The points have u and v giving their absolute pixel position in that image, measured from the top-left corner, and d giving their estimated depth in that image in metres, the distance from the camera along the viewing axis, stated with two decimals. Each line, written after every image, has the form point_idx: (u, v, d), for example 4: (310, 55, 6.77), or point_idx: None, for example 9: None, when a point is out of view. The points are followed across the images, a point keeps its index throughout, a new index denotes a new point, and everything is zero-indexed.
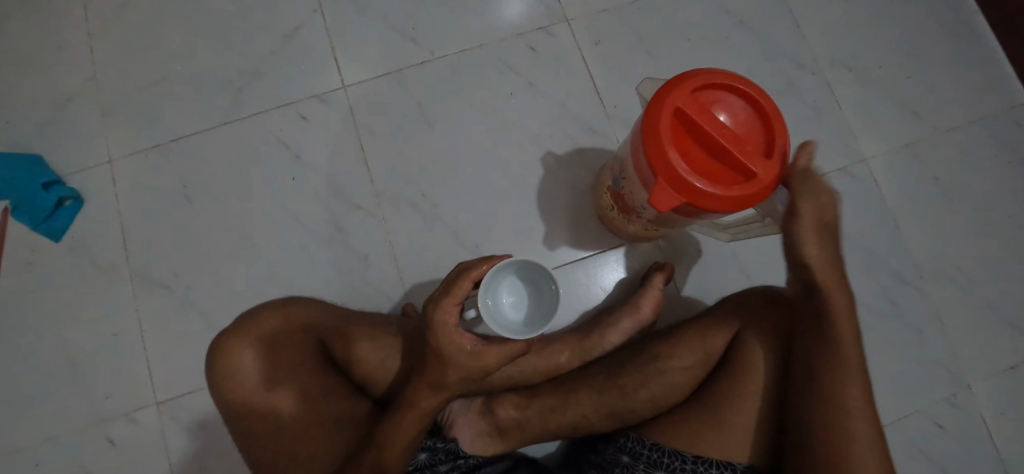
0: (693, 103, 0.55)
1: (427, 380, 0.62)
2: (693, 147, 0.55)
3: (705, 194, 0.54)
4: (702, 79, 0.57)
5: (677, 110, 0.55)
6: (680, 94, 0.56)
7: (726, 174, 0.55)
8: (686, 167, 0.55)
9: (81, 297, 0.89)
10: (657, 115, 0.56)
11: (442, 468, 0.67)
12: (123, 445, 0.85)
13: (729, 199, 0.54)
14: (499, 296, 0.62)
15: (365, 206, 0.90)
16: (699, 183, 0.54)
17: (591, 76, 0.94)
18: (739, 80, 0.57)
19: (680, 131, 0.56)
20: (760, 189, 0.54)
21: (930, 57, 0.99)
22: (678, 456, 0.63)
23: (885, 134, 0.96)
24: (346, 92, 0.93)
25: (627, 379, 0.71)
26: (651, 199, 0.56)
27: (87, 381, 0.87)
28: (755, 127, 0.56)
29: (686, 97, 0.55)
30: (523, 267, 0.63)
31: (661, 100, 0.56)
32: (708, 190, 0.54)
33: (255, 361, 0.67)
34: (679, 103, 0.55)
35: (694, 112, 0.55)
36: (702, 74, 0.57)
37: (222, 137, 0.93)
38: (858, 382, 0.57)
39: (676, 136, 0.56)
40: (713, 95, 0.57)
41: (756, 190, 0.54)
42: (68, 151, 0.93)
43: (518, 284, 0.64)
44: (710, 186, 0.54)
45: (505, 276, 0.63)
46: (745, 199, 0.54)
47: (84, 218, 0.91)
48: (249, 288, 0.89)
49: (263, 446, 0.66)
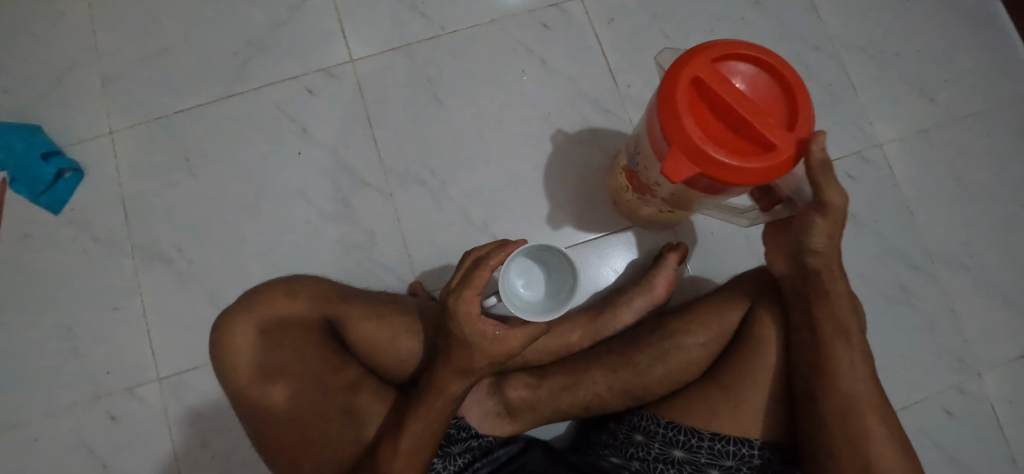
0: (713, 72, 0.53)
1: (452, 366, 0.60)
2: (711, 118, 0.54)
3: (722, 165, 0.52)
4: (723, 49, 0.55)
5: (695, 79, 0.53)
6: (700, 64, 0.54)
7: (744, 145, 0.53)
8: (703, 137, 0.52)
9: (81, 271, 0.87)
10: (674, 83, 0.54)
11: (455, 448, 0.69)
12: (125, 421, 0.84)
13: (748, 170, 0.52)
14: (515, 284, 0.62)
15: (373, 183, 0.89)
16: (716, 153, 0.52)
17: (604, 55, 0.92)
18: (761, 51, 0.55)
19: (698, 101, 0.54)
20: (781, 161, 0.52)
21: (948, 41, 0.97)
22: (695, 434, 0.63)
23: (901, 119, 0.94)
24: (353, 66, 0.91)
25: (640, 357, 0.70)
26: (665, 168, 0.54)
27: (88, 356, 0.85)
28: (777, 101, 0.54)
29: (706, 66, 0.54)
30: (539, 250, 0.62)
31: (678, 70, 0.54)
32: (725, 160, 0.51)
33: (259, 337, 0.66)
34: (699, 72, 0.53)
35: (714, 81, 0.53)
36: (722, 44, 0.55)
37: (226, 111, 0.91)
38: (864, 361, 0.58)
39: (694, 106, 0.54)
40: (732, 69, 0.55)
41: (778, 161, 0.52)
42: (67, 121, 0.90)
43: (532, 266, 0.64)
44: (726, 156, 0.52)
45: (518, 259, 0.62)
46: (765, 171, 0.52)
47: (84, 191, 0.89)
48: (253, 264, 0.87)
49: (271, 425, 0.65)
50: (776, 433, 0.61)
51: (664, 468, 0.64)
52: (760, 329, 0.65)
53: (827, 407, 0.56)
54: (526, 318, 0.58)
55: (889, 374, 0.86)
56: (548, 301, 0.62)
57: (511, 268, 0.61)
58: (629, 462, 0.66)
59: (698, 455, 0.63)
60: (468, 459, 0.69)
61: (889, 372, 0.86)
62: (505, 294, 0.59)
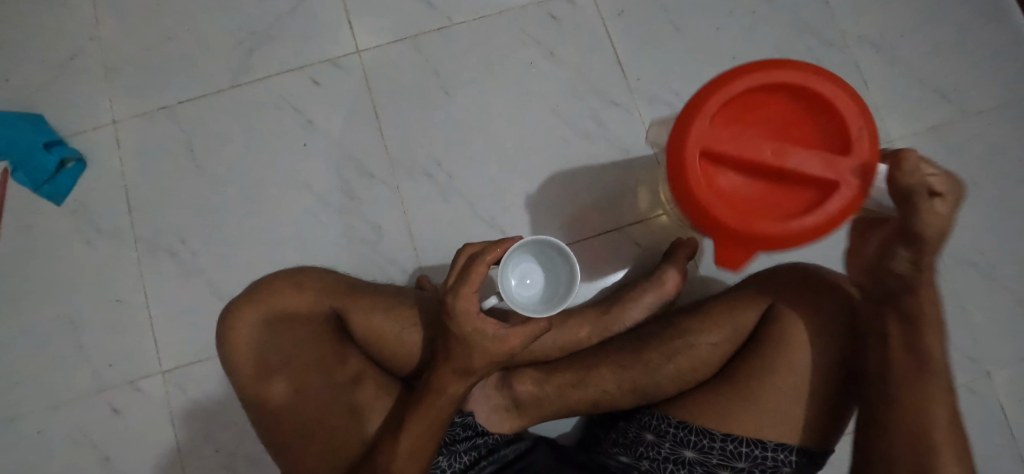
0: (718, 134, 0.53)
1: (451, 365, 0.59)
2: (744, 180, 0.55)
3: (782, 235, 0.52)
4: (716, 95, 0.53)
5: (706, 149, 0.53)
6: (701, 126, 0.53)
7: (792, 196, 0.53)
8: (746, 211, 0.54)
9: (84, 262, 0.86)
10: (682, 163, 0.53)
11: (461, 446, 0.67)
12: (129, 413, 0.83)
13: (815, 223, 0.51)
14: (512, 286, 0.60)
15: (378, 175, 0.88)
16: (768, 225, 0.52)
17: (613, 48, 0.91)
18: (761, 78, 0.53)
19: (722, 168, 0.54)
20: (844, 194, 0.51)
21: (968, 33, 0.93)
22: (706, 434, 0.63)
23: (915, 115, 0.91)
24: (359, 57, 0.90)
25: (650, 355, 0.70)
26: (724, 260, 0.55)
27: (91, 348, 0.85)
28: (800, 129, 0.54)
29: (710, 129, 0.53)
30: (539, 247, 0.61)
31: (681, 144, 0.53)
32: (783, 230, 0.52)
33: (267, 327, 0.66)
34: (703, 138, 0.52)
35: (725, 143, 0.52)
36: (715, 90, 0.53)
37: (230, 101, 0.90)
38: (948, 397, 0.51)
39: (720, 176, 0.54)
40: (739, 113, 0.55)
41: (840, 198, 0.51)
42: (70, 110, 0.89)
43: (526, 264, 0.61)
44: (779, 222, 0.52)
45: (514, 262, 0.60)
46: (832, 214, 0.51)
47: (87, 181, 0.88)
48: (258, 256, 0.86)
49: (276, 416, 0.65)
50: (791, 437, 0.61)
51: (674, 468, 0.64)
52: (780, 330, 0.64)
53: (898, 443, 0.50)
54: (522, 311, 0.57)
55: None
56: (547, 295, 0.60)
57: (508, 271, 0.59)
58: (638, 462, 0.66)
59: (709, 455, 0.63)
60: (473, 458, 0.67)
61: None
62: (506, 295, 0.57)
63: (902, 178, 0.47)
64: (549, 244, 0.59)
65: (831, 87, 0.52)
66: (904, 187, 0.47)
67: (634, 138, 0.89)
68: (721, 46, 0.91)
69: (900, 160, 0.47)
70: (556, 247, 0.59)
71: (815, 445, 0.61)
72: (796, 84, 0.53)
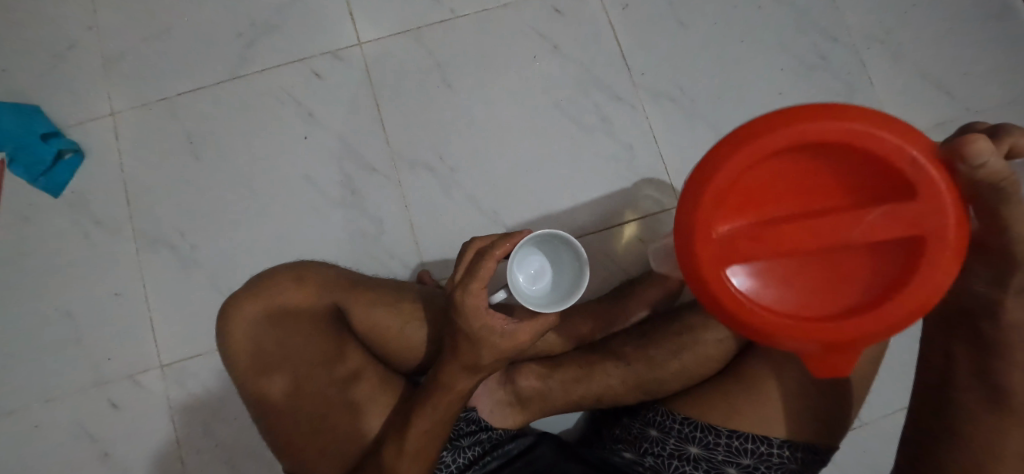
0: (736, 242, 0.42)
1: (459, 361, 0.58)
2: (803, 263, 0.42)
3: (888, 321, 0.40)
4: (712, 194, 0.42)
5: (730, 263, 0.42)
6: (715, 239, 0.42)
7: (865, 270, 0.41)
8: (827, 305, 0.42)
9: (82, 255, 0.85)
10: (714, 286, 0.43)
11: (465, 441, 0.67)
12: (128, 407, 0.83)
13: (925, 290, 0.39)
14: (524, 286, 0.56)
15: (380, 169, 0.87)
16: (864, 316, 0.40)
17: (617, 42, 0.90)
18: (761, 148, 0.40)
19: (769, 264, 0.43)
20: (942, 241, 0.38)
21: (974, 29, 0.91)
22: (712, 431, 0.62)
23: (919, 113, 0.89)
24: (361, 49, 0.89)
25: (656, 351, 0.70)
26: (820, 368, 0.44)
27: (90, 342, 0.84)
28: (833, 176, 0.42)
29: (727, 235, 0.42)
30: (539, 240, 0.57)
31: (702, 267, 0.43)
32: (888, 314, 0.40)
33: (268, 320, 0.65)
34: (722, 254, 0.42)
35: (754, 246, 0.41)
36: (706, 189, 0.42)
37: (231, 94, 0.89)
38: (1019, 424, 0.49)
39: (768, 277, 0.43)
40: (756, 191, 0.42)
41: (939, 250, 0.38)
42: (68, 101, 0.88)
43: (530, 261, 0.58)
44: (867, 315, 0.40)
45: (518, 263, 0.56)
46: (941, 273, 0.39)
47: (85, 173, 0.87)
48: (259, 250, 0.85)
49: (277, 409, 0.64)
50: (797, 433, 0.61)
51: (679, 465, 0.64)
52: None
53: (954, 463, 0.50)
54: (521, 300, 0.54)
55: (898, 371, 0.84)
56: (560, 284, 0.57)
57: (513, 274, 0.55)
58: (642, 458, 0.65)
59: (715, 452, 0.62)
60: (478, 452, 0.67)
61: (899, 369, 0.84)
62: (521, 297, 0.54)
63: (973, 178, 0.38)
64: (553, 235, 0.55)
65: (856, 119, 0.39)
66: (977, 185, 0.38)
67: (638, 133, 0.88)
68: (726, 41, 0.91)
69: (956, 152, 0.37)
70: (559, 236, 0.55)
71: (819, 441, 0.61)
72: (815, 130, 0.39)
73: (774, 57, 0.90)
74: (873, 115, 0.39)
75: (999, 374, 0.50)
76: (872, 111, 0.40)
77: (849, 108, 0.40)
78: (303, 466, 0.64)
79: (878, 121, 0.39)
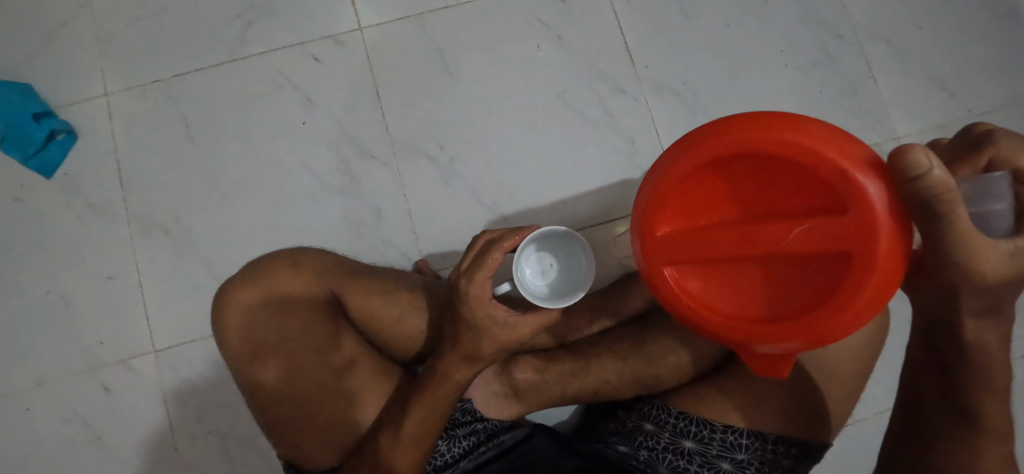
0: (671, 244, 0.44)
1: (459, 351, 0.58)
2: (741, 267, 0.43)
3: (814, 332, 0.40)
4: (654, 196, 0.44)
5: (668, 264, 0.44)
6: (656, 238, 0.44)
7: (803, 281, 0.40)
8: (759, 309, 0.42)
9: (74, 237, 0.84)
10: (653, 280, 0.45)
11: (460, 431, 0.67)
12: (119, 391, 0.82)
13: (853, 307, 0.38)
14: (538, 288, 0.56)
15: (379, 156, 0.86)
16: (790, 323, 0.40)
17: (622, 33, 0.89)
18: (698, 156, 0.42)
19: (708, 265, 0.44)
20: (874, 259, 0.36)
21: (979, 30, 0.90)
22: (707, 425, 0.63)
23: (920, 114, 0.89)
24: (361, 34, 0.88)
25: (653, 346, 0.70)
26: (764, 370, 0.44)
27: (82, 325, 0.83)
28: (779, 184, 0.41)
29: (664, 236, 0.44)
30: (540, 240, 0.57)
31: (642, 262, 0.45)
32: (812, 326, 0.39)
33: (264, 305, 0.64)
34: (660, 255, 0.44)
35: (689, 248, 0.43)
36: (650, 190, 0.44)
37: (227, 76, 0.87)
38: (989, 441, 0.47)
39: (709, 278, 0.44)
40: (701, 195, 0.44)
41: (870, 268, 0.37)
42: (61, 80, 0.86)
43: (537, 260, 0.57)
44: (794, 326, 0.40)
45: (526, 270, 0.56)
46: (873, 286, 0.37)
47: (78, 154, 0.86)
48: (254, 236, 0.85)
49: (272, 395, 0.64)
50: (791, 430, 0.62)
51: (674, 458, 0.64)
52: None
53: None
54: (523, 292, 0.54)
55: (888, 371, 0.85)
56: (572, 273, 0.57)
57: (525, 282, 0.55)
58: (637, 452, 0.65)
59: (709, 447, 0.63)
60: (472, 443, 0.67)
61: (888, 369, 0.84)
62: (539, 300, 0.54)
63: (911, 190, 0.34)
64: (559, 230, 0.56)
65: (793, 130, 0.39)
66: (918, 197, 0.34)
67: (639, 126, 0.88)
68: (730, 34, 0.90)
69: (893, 163, 0.33)
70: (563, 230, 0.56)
71: (811, 439, 0.62)
72: (751, 141, 0.40)
73: (779, 53, 0.90)
74: (812, 124, 0.39)
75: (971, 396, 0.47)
76: (813, 121, 0.39)
77: (795, 118, 0.39)
78: (297, 452, 0.64)
79: (814, 134, 0.38)
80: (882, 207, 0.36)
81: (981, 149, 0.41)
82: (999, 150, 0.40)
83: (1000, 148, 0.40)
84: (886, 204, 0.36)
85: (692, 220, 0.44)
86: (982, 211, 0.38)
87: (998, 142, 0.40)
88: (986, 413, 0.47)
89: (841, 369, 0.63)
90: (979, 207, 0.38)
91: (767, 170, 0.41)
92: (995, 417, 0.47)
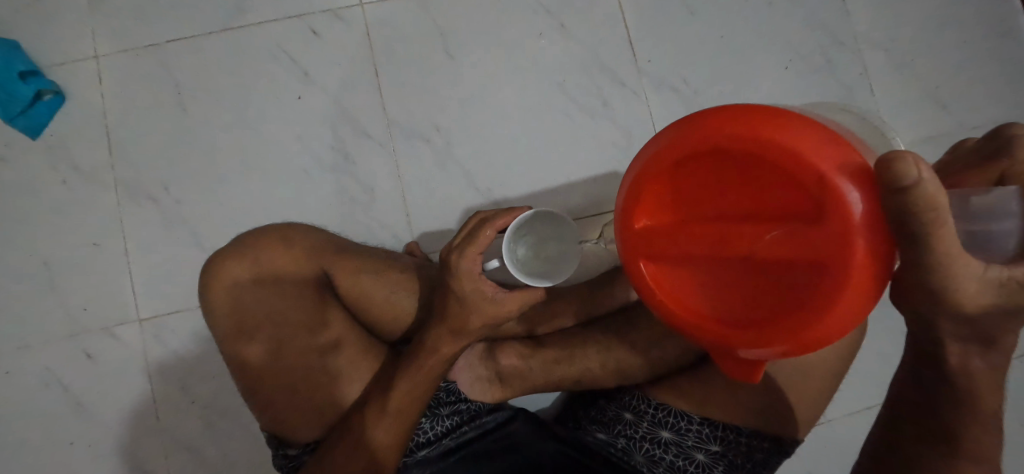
0: (649, 237, 0.42)
1: (446, 325, 0.59)
2: (715, 269, 0.41)
3: (784, 343, 0.37)
4: (636, 186, 0.42)
5: (643, 258, 0.42)
6: (634, 231, 0.42)
7: (778, 288, 0.38)
8: (732, 314, 0.40)
9: (60, 201, 0.83)
10: (631, 272, 0.43)
11: (444, 410, 0.68)
12: (102, 358, 0.82)
13: (827, 321, 0.35)
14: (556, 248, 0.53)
15: (374, 135, 0.86)
16: (760, 332, 0.38)
17: (626, 26, 0.89)
18: (677, 149, 0.40)
19: (686, 262, 0.41)
20: (849, 275, 0.34)
21: (975, 45, 0.92)
22: (685, 417, 0.65)
23: (912, 126, 0.90)
24: (362, 10, 0.86)
25: (637, 336, 0.71)
26: (737, 373, 0.43)
27: (66, 290, 0.82)
28: (762, 184, 0.38)
29: (637, 229, 0.42)
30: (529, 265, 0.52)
31: (621, 254, 0.44)
32: (775, 339, 0.37)
33: (251, 278, 0.64)
34: (637, 248, 0.42)
35: (666, 243, 0.41)
36: (632, 180, 0.42)
37: (223, 45, 0.85)
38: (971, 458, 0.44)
39: (685, 277, 0.42)
40: (685, 189, 0.41)
41: (844, 284, 0.34)
42: (49, 39, 0.84)
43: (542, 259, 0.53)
44: (764, 335, 0.38)
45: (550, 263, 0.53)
46: (849, 300, 0.35)
47: (66, 116, 0.84)
48: (243, 209, 0.84)
49: (258, 368, 0.64)
50: (763, 424, 0.64)
51: (650, 448, 0.65)
52: None
53: None
54: (507, 261, 0.51)
55: (861, 375, 0.87)
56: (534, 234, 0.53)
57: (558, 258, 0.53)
58: (615, 440, 0.67)
59: (685, 437, 0.65)
60: (455, 422, 0.69)
61: (862, 373, 0.87)
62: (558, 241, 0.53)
63: (893, 202, 0.30)
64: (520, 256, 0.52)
65: (778, 130, 0.36)
66: (899, 212, 0.31)
67: (637, 119, 0.88)
68: (732, 33, 0.90)
69: (880, 172, 0.30)
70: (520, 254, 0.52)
71: (783, 435, 0.64)
72: (733, 136, 0.37)
73: (778, 54, 0.90)
74: (805, 121, 0.36)
75: (957, 419, 0.44)
76: (805, 119, 0.36)
77: (786, 117, 0.36)
78: (282, 426, 0.64)
79: (802, 137, 0.35)
80: (861, 220, 0.33)
81: (997, 161, 0.40)
82: (1015, 164, 0.39)
83: (1014, 162, 0.39)
84: (868, 218, 0.33)
85: (675, 213, 0.42)
86: (984, 230, 0.34)
87: (1015, 154, 0.39)
88: (970, 437, 0.44)
89: (819, 369, 0.65)
90: (983, 225, 0.34)
91: (749, 171, 0.38)
92: (980, 436, 0.44)
